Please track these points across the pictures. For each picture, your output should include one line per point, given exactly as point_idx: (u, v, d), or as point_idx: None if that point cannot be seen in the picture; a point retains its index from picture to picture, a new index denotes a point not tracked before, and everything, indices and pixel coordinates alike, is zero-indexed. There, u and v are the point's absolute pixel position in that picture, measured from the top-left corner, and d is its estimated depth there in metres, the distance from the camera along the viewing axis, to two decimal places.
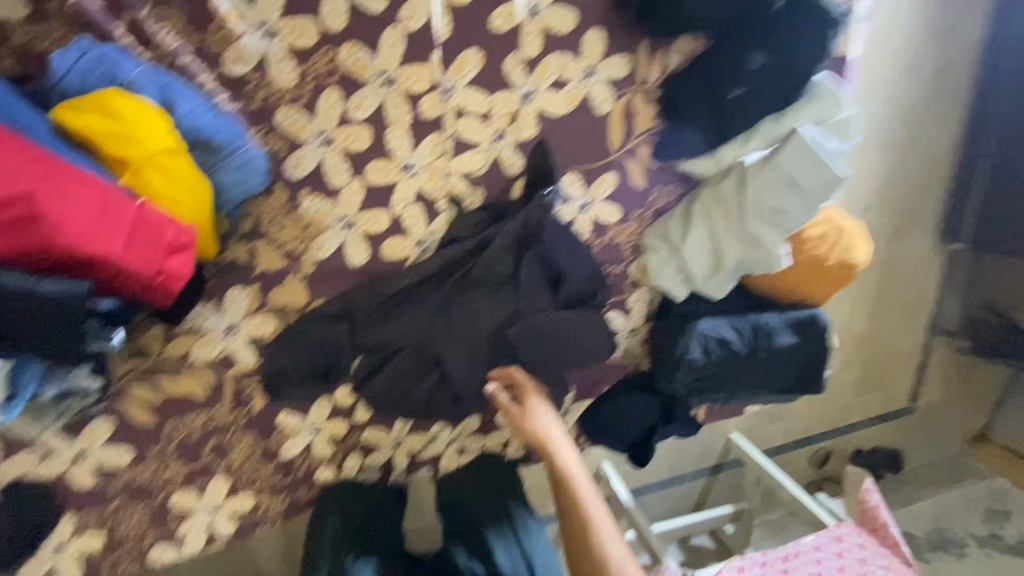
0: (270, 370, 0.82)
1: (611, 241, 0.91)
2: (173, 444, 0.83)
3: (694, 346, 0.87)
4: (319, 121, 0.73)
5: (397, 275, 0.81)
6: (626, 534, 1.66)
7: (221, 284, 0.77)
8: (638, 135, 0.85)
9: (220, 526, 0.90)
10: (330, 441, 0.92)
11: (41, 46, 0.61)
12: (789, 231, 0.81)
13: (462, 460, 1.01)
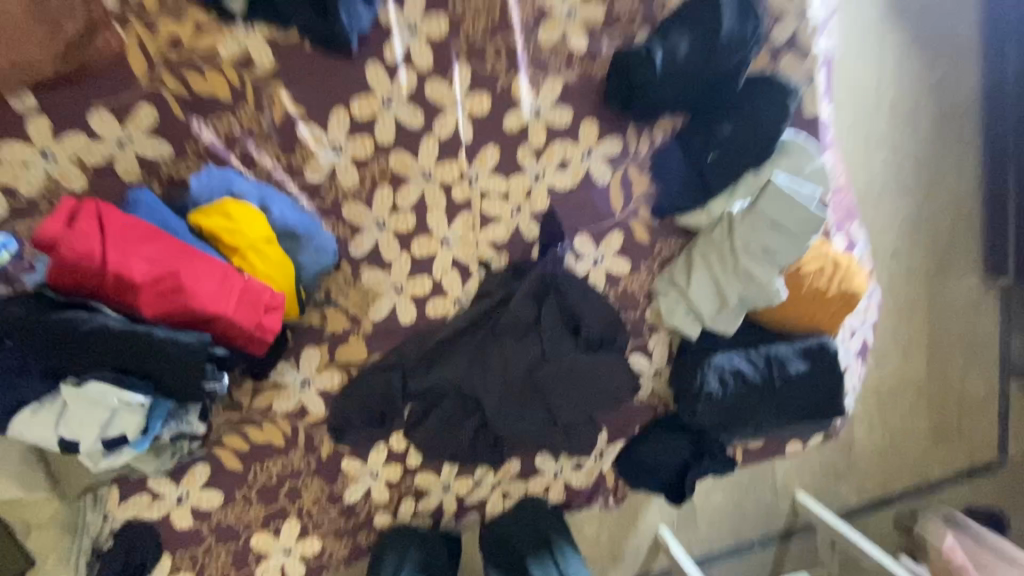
0: (337, 417, 0.96)
1: (625, 290, 1.02)
2: (255, 488, 0.97)
3: (712, 378, 0.93)
4: (375, 210, 0.93)
5: (439, 328, 0.96)
6: None
7: (298, 345, 0.95)
8: (637, 198, 1.00)
9: (292, 567, 1.00)
10: (386, 486, 1.03)
11: (181, 174, 0.86)
12: (781, 267, 0.91)
13: (506, 505, 1.08)
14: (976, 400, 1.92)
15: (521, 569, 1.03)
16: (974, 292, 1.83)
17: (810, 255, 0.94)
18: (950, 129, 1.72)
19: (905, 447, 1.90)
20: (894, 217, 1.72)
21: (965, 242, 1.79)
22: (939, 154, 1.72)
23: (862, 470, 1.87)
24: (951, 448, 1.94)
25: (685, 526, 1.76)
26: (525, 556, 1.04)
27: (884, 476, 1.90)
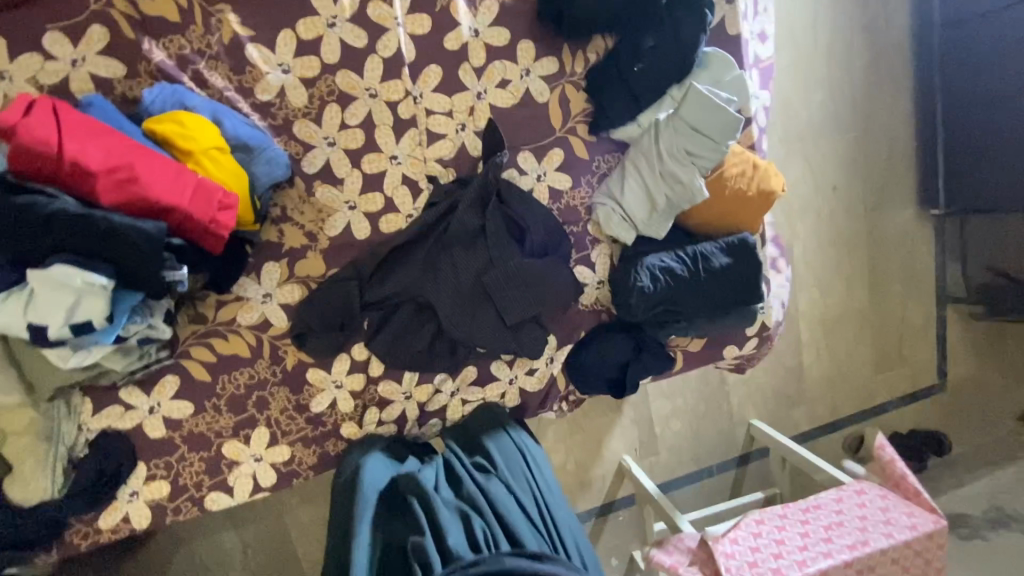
0: (299, 327, 1.02)
1: (568, 204, 1.09)
2: (223, 398, 1.02)
3: (643, 276, 1.01)
4: (325, 128, 0.98)
5: (391, 240, 1.02)
6: (655, 524, 1.67)
7: (259, 261, 1.01)
8: (575, 116, 1.07)
9: (263, 474, 1.06)
10: (350, 396, 1.08)
11: (135, 95, 0.91)
12: (703, 169, 1.00)
13: (465, 411, 1.15)
14: (915, 327, 2.06)
15: (478, 447, 1.08)
16: (910, 224, 1.95)
17: (732, 160, 1.02)
18: (885, 71, 1.83)
19: (852, 374, 2.03)
20: (834, 155, 1.82)
21: (901, 178, 1.91)
22: (874, 95, 1.83)
23: (812, 396, 2.00)
24: (894, 373, 2.07)
25: (647, 454, 1.86)
26: (481, 439, 1.10)
27: (834, 402, 2.03)
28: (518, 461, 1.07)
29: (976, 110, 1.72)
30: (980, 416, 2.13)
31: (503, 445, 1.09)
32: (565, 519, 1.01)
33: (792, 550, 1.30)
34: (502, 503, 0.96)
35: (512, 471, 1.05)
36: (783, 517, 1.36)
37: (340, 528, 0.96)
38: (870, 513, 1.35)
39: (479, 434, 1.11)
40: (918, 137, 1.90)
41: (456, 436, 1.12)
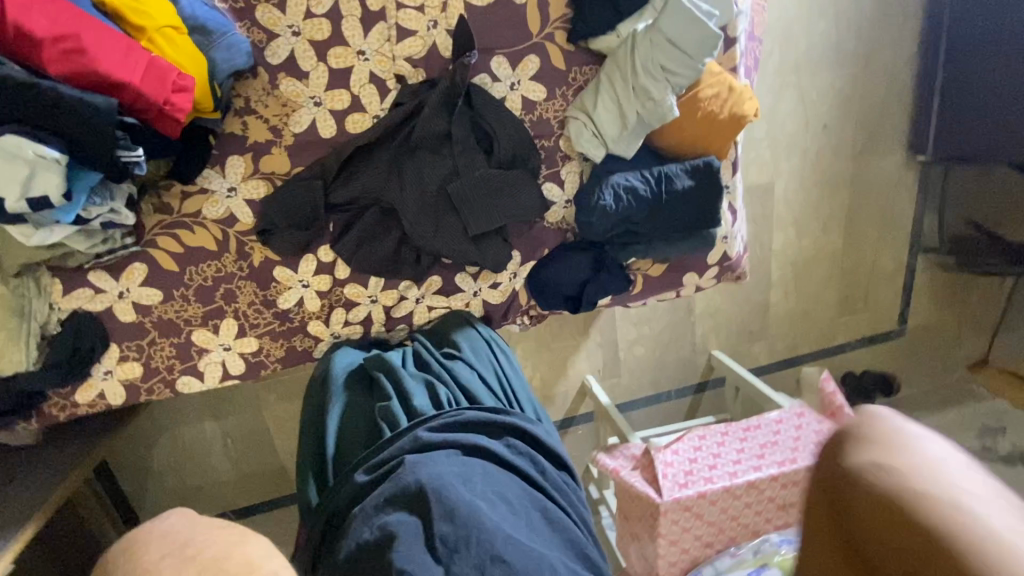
0: (263, 223, 1.03)
1: (540, 117, 1.07)
2: (191, 288, 1.05)
3: (607, 194, 1.03)
4: (289, 15, 0.94)
5: (355, 140, 1.01)
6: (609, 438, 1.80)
7: (223, 153, 1.00)
8: (553, 21, 1.03)
9: (233, 363, 1.12)
10: (317, 295, 1.12)
11: None
12: (676, 86, 0.97)
13: (429, 319, 1.18)
14: (884, 273, 2.11)
15: (448, 340, 1.10)
16: (896, 169, 1.94)
17: (707, 80, 1.00)
18: (892, 2, 1.73)
19: (815, 314, 2.10)
20: (827, 91, 1.77)
21: (892, 121, 1.87)
22: (878, 29, 1.74)
23: (774, 332, 2.08)
24: (856, 316, 2.15)
25: (611, 376, 1.97)
26: (450, 334, 1.11)
27: (794, 340, 2.12)
28: (482, 347, 1.09)
29: (979, 49, 1.63)
30: (930, 366, 2.27)
31: (465, 336, 1.10)
32: (525, 399, 1.03)
33: (726, 463, 1.41)
34: (467, 380, 0.99)
35: (476, 356, 1.06)
36: (726, 435, 1.45)
37: (312, 414, 0.99)
38: (805, 436, 1.45)
39: (445, 329, 1.13)
40: (918, 78, 1.82)
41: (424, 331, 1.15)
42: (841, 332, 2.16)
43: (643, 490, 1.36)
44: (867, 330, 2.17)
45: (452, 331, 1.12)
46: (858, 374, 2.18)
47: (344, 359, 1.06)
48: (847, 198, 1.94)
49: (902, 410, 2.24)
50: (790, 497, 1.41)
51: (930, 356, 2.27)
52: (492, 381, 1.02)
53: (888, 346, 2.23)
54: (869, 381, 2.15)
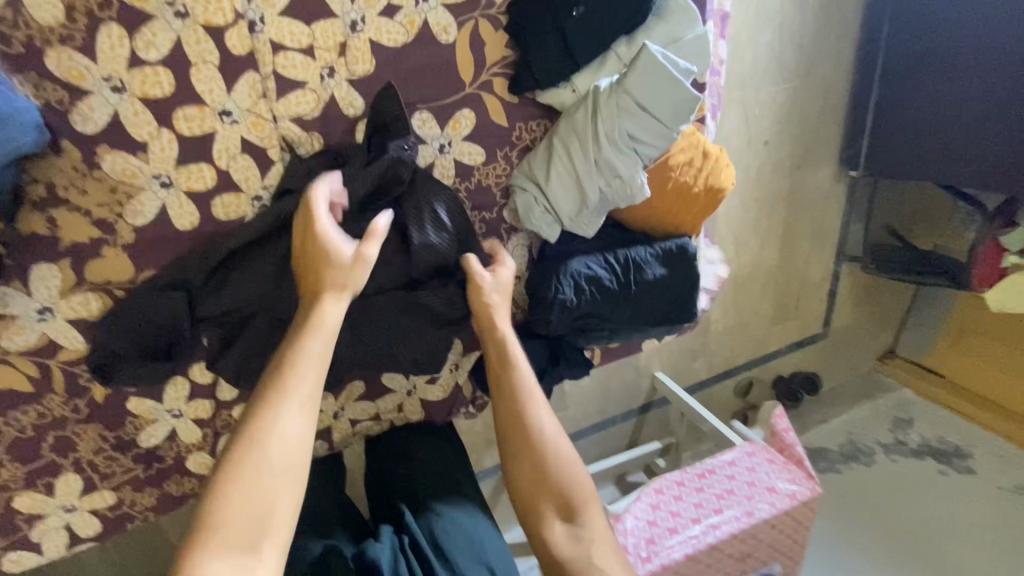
0: (103, 352, 0.74)
1: (478, 185, 0.86)
2: (3, 445, 0.75)
3: (566, 286, 0.84)
4: (102, 63, 0.63)
5: (232, 233, 0.75)
6: None
7: (22, 264, 0.68)
8: (490, 66, 0.80)
9: (82, 523, 0.84)
10: (195, 424, 0.85)
11: None
12: (647, 159, 0.79)
13: (354, 433, 0.97)
14: (812, 283, 2.08)
15: (426, 507, 0.93)
16: (828, 183, 1.87)
17: (679, 144, 0.84)
18: (834, 14, 1.61)
19: (751, 326, 2.06)
20: (770, 106, 1.65)
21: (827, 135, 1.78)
22: (818, 41, 1.63)
23: (713, 348, 2.02)
24: (788, 325, 2.13)
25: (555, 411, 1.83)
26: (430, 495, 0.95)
27: (732, 354, 2.08)
28: (481, 560, 0.86)
29: (912, 74, 1.62)
30: (854, 360, 2.32)
31: (456, 531, 0.90)
32: None
33: (685, 523, 1.34)
34: None
35: (473, 570, 0.84)
36: (681, 485, 1.41)
37: None
38: (761, 479, 1.43)
39: (428, 496, 0.95)
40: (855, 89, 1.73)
41: (405, 495, 0.96)
42: (775, 339, 2.14)
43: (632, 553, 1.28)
44: (797, 335, 2.16)
45: (440, 513, 0.92)
46: (787, 376, 2.20)
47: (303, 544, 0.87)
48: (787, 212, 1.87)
49: (826, 406, 2.25)
50: (745, 549, 1.38)
51: (850, 352, 2.30)
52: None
53: (815, 347, 2.23)
54: (796, 383, 2.18)
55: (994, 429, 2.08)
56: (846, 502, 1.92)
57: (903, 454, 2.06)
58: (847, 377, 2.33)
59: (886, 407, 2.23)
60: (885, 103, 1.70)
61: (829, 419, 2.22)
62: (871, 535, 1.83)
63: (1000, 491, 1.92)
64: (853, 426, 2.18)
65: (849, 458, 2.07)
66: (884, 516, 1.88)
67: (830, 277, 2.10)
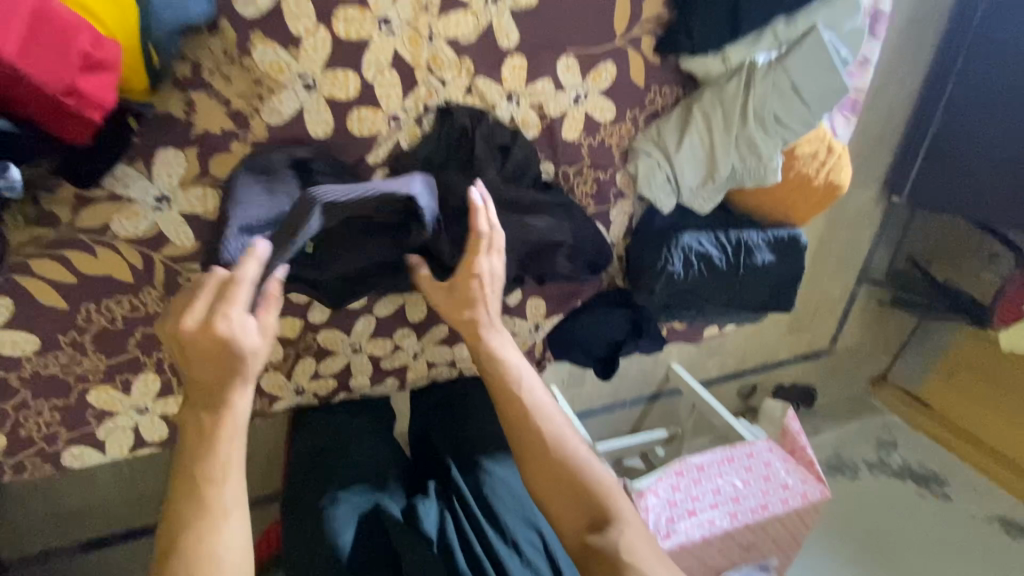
0: (210, 257, 0.71)
1: (602, 143, 0.83)
2: (90, 333, 0.71)
3: (676, 258, 0.84)
4: None
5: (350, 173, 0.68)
6: None
7: (149, 145, 0.64)
8: (644, 22, 0.78)
9: (149, 426, 0.81)
10: (279, 343, 0.83)
11: None
12: (785, 143, 0.79)
13: (427, 375, 0.96)
14: (830, 302, 1.89)
15: (472, 460, 0.90)
16: (865, 208, 1.66)
17: (808, 136, 0.83)
18: (915, 33, 1.39)
19: (766, 334, 1.89)
20: None
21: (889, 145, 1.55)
22: (899, 57, 1.41)
23: (731, 347, 1.87)
24: (798, 337, 1.94)
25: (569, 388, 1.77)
26: (476, 447, 0.92)
27: (743, 356, 1.92)
28: (528, 519, 0.83)
29: (980, 113, 1.41)
30: (854, 377, 2.14)
31: (504, 488, 0.86)
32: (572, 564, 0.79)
33: (703, 508, 1.38)
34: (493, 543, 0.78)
35: (522, 530, 0.81)
36: (701, 470, 1.43)
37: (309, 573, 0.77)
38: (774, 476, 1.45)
39: (477, 451, 0.91)
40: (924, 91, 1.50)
41: (453, 449, 0.93)
42: (785, 349, 1.97)
43: None
44: (804, 349, 1.98)
45: (487, 470, 0.88)
46: (788, 386, 2.03)
47: (355, 488, 0.85)
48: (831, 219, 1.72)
49: (818, 419, 2.08)
50: (751, 539, 1.42)
51: (851, 371, 2.12)
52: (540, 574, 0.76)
53: (819, 362, 2.04)
54: (794, 395, 2.02)
55: (982, 467, 1.92)
56: (834, 533, 1.73)
57: (887, 474, 1.92)
58: (842, 396, 2.16)
59: (873, 427, 2.06)
60: (942, 136, 1.48)
61: (820, 431, 2.04)
62: (857, 558, 1.68)
63: (970, 519, 1.80)
64: (843, 441, 2.01)
65: (835, 471, 1.92)
66: (869, 539, 1.73)
67: (848, 297, 1.91)
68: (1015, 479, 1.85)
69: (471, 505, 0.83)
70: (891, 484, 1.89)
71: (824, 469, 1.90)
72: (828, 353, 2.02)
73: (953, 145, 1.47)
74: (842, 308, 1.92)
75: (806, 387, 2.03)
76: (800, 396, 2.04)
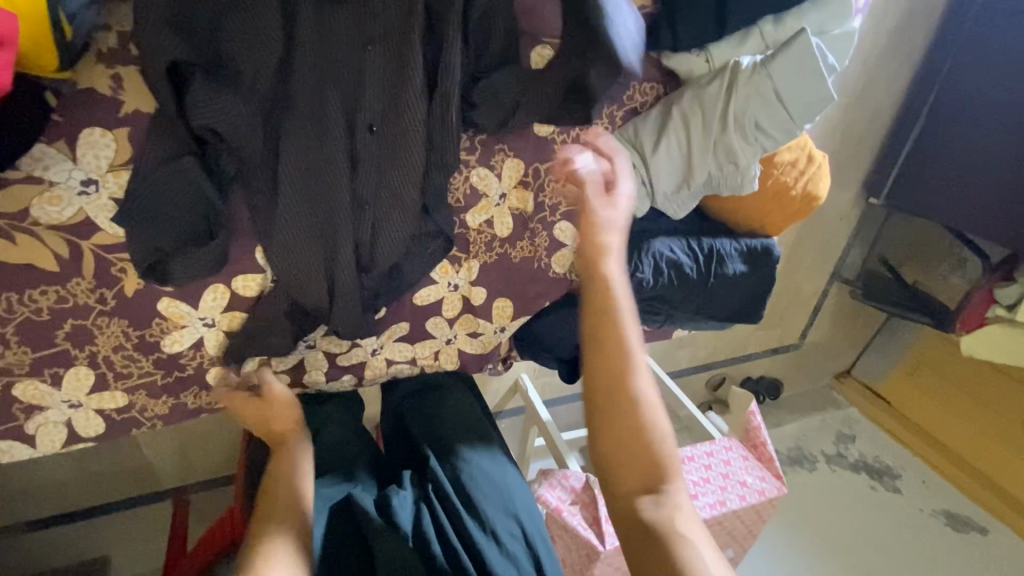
0: (138, 248, 0.65)
1: (576, 140, 0.79)
2: (13, 325, 0.66)
3: (646, 264, 0.82)
4: None
5: (326, 46, 0.63)
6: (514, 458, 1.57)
7: (74, 123, 0.59)
8: (625, 14, 0.73)
9: (83, 421, 0.76)
10: (225, 338, 0.77)
11: None
12: (764, 152, 0.76)
13: (387, 372, 0.93)
14: (802, 298, 1.89)
15: (448, 450, 0.88)
16: (845, 207, 1.65)
17: (789, 144, 0.81)
18: (904, 33, 1.35)
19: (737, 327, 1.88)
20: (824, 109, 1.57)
21: (869, 146, 1.53)
22: (887, 57, 1.38)
23: (702, 339, 1.88)
24: (768, 331, 1.95)
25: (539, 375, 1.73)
26: (449, 439, 0.90)
27: (713, 348, 1.92)
28: (508, 508, 0.81)
29: (967, 119, 1.36)
30: (819, 372, 2.18)
31: (481, 477, 0.85)
32: (551, 557, 0.77)
33: None
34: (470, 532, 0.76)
35: (501, 520, 0.79)
36: None
37: None
38: (734, 474, 1.47)
39: (453, 440, 0.90)
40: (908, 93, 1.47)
41: (426, 438, 0.91)
42: (755, 343, 1.98)
43: (581, 535, 0.99)
44: (774, 343, 2.00)
45: (464, 459, 0.87)
46: (755, 378, 2.06)
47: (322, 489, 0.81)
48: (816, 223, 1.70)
49: (781, 411, 2.12)
50: (709, 532, 1.44)
51: (817, 366, 2.15)
52: (519, 565, 0.74)
53: (787, 356, 2.06)
54: (761, 387, 2.05)
55: (936, 465, 1.96)
56: (790, 525, 1.77)
57: (845, 467, 1.96)
58: (807, 389, 2.20)
59: (833, 420, 2.10)
60: (924, 140, 1.45)
61: (782, 423, 2.08)
62: (810, 549, 1.72)
63: (919, 512, 1.85)
64: (804, 433, 2.05)
65: (794, 462, 1.96)
66: (822, 530, 1.77)
67: (820, 294, 1.91)
68: (966, 477, 1.90)
69: (447, 497, 0.81)
70: (847, 477, 1.94)
71: (784, 461, 1.94)
72: (796, 348, 2.05)
73: (933, 149, 1.43)
74: (813, 305, 1.93)
75: (772, 379, 2.06)
76: (765, 388, 2.07)
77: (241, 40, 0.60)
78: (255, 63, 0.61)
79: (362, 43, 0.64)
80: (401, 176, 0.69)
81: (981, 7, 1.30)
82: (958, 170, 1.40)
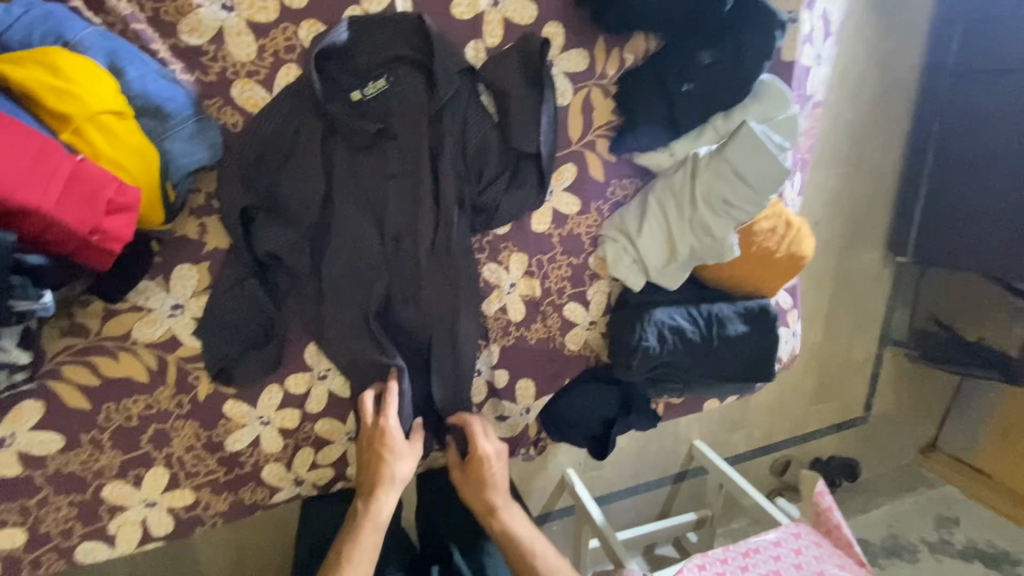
0: (213, 356, 0.79)
1: (570, 233, 0.91)
2: (109, 431, 0.78)
3: (650, 334, 0.88)
4: (275, 92, 0.76)
5: (357, 177, 0.80)
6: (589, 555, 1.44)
7: (170, 262, 0.77)
8: (597, 127, 0.88)
9: (156, 520, 0.85)
10: (279, 435, 0.87)
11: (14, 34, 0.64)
12: (737, 222, 0.85)
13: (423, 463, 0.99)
14: (854, 366, 1.78)
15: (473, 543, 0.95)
16: (873, 269, 1.65)
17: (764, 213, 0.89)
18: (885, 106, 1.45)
19: (790, 403, 1.78)
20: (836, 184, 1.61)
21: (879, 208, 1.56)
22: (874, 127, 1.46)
23: (756, 419, 1.75)
24: (828, 406, 1.82)
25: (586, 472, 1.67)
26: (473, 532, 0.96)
27: (771, 428, 1.79)
28: None
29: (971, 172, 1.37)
30: (900, 447, 1.98)
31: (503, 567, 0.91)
32: None
33: None
34: None
35: None
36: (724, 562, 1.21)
37: None
38: (808, 565, 1.20)
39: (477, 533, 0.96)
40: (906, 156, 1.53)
41: (453, 532, 0.97)
42: (816, 419, 1.85)
43: None
44: (836, 419, 1.86)
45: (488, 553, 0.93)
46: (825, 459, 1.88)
47: None
48: (854, 289, 1.66)
49: (864, 495, 1.90)
50: None
51: (894, 440, 1.96)
52: None
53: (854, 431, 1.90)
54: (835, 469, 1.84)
55: None
56: None
57: (952, 556, 1.71)
58: (891, 468, 1.98)
59: (928, 503, 1.86)
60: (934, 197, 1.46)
61: (868, 509, 1.86)
62: None
63: None
64: (896, 519, 1.82)
65: (890, 553, 1.73)
66: None
67: (875, 361, 1.81)
68: None
69: None
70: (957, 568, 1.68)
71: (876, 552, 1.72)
72: (863, 422, 1.88)
73: (943, 209, 1.44)
74: (871, 375, 1.82)
75: (846, 459, 1.85)
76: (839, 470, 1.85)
77: (296, 186, 0.78)
78: (304, 201, 0.78)
79: (386, 176, 0.81)
80: (424, 273, 0.83)
81: (951, 72, 1.38)
82: (973, 221, 1.38)
